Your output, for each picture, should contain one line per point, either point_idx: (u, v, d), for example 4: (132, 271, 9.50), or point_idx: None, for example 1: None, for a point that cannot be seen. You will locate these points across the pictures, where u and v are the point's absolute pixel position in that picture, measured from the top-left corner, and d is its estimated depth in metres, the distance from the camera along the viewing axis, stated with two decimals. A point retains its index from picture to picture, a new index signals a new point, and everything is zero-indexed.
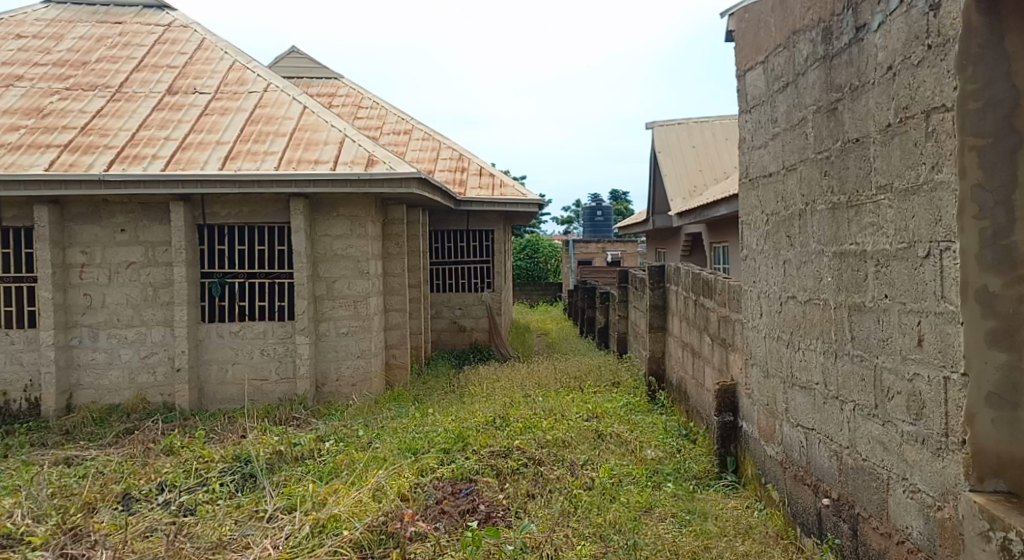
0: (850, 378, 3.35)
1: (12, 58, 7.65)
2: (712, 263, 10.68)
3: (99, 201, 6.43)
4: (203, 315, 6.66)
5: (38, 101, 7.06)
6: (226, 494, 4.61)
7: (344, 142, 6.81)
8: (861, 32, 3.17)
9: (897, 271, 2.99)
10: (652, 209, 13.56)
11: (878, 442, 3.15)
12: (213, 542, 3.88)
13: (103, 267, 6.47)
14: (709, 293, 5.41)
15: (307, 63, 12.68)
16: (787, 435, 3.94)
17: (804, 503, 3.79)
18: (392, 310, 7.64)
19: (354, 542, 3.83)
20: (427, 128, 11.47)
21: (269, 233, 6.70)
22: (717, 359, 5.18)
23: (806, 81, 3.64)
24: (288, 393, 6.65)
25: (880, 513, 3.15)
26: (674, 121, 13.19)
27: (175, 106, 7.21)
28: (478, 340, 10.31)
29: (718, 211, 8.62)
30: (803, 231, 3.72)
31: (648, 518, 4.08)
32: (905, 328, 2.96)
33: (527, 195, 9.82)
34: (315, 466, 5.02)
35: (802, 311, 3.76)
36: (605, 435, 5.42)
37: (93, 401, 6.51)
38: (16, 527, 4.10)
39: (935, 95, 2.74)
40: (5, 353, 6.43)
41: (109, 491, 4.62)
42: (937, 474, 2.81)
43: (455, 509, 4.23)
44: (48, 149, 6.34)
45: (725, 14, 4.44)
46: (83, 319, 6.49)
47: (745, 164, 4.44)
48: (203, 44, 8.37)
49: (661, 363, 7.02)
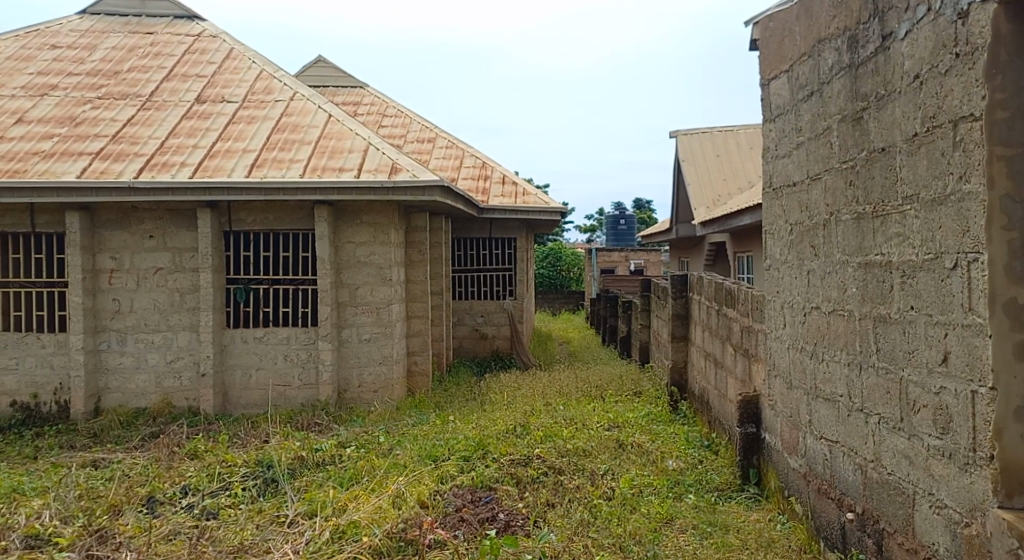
0: (875, 391, 3.30)
1: (47, 68, 7.83)
2: (736, 272, 10.58)
3: (129, 208, 6.55)
4: (228, 320, 6.74)
5: (71, 110, 7.22)
6: (248, 498, 4.66)
7: (368, 150, 6.87)
8: (887, 41, 3.14)
9: (924, 283, 2.95)
10: (676, 218, 13.50)
11: (903, 455, 3.10)
12: (235, 546, 3.92)
13: (132, 272, 6.58)
14: (732, 303, 5.37)
15: (332, 72, 12.82)
16: (811, 447, 3.89)
17: (827, 517, 3.74)
18: (414, 317, 7.67)
19: (373, 548, 3.85)
20: (450, 137, 11.53)
21: (294, 239, 6.77)
22: (740, 369, 5.13)
23: (831, 89, 3.61)
24: (310, 399, 6.70)
25: (906, 528, 3.10)
26: (698, 129, 13.14)
27: (203, 114, 7.32)
28: (500, 348, 10.32)
29: (742, 220, 8.57)
30: (828, 241, 3.68)
31: (668, 530, 4.05)
32: (931, 341, 2.92)
33: (550, 204, 9.84)
34: (336, 472, 5.05)
35: (826, 321, 3.72)
36: (626, 445, 5.39)
37: (120, 405, 6.61)
38: (45, 527, 4.18)
39: (963, 104, 2.70)
40: (36, 356, 6.55)
41: (134, 494, 4.68)
42: (964, 490, 2.76)
43: (474, 517, 4.23)
44: (80, 156, 6.48)
45: (750, 23, 4.42)
46: (112, 323, 6.59)
47: (769, 174, 4.41)
48: (231, 54, 8.50)
49: (683, 373, 6.98)
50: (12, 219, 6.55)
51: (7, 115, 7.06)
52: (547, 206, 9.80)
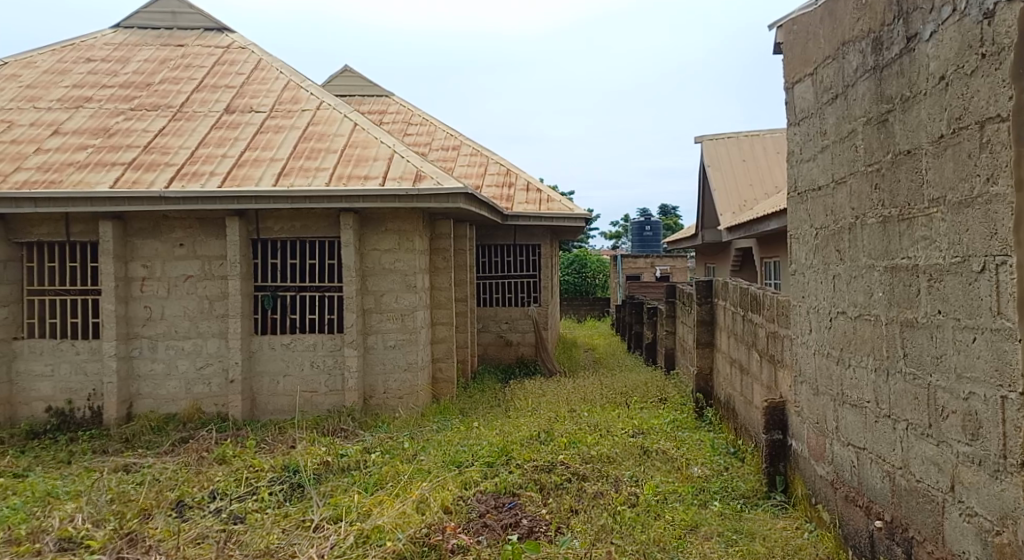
0: (903, 397, 3.25)
1: (82, 81, 8.03)
2: (763, 279, 10.45)
3: (160, 217, 6.67)
4: (256, 327, 6.83)
5: (104, 121, 7.38)
6: (275, 503, 4.72)
7: (393, 157, 6.92)
8: (912, 42, 3.10)
9: (951, 286, 2.90)
10: (702, 223, 13.41)
11: (932, 463, 3.05)
12: (261, 550, 3.97)
13: (163, 280, 6.71)
14: (758, 308, 5.32)
15: (360, 81, 12.98)
16: (838, 454, 3.84)
17: (855, 525, 3.69)
18: (439, 324, 7.70)
19: (396, 553, 3.88)
20: (474, 144, 11.59)
21: (320, 247, 6.86)
22: (766, 376, 5.08)
23: (856, 92, 3.58)
24: (337, 405, 6.75)
25: (935, 537, 3.05)
26: (724, 135, 13.04)
27: (232, 124, 7.45)
28: (525, 355, 10.30)
29: (769, 225, 8.48)
30: (853, 246, 3.64)
31: (693, 537, 4.02)
32: (959, 345, 2.87)
33: (575, 210, 9.84)
34: (361, 476, 5.10)
35: (852, 326, 3.67)
36: (651, 452, 5.36)
37: (152, 410, 6.72)
38: (77, 530, 4.26)
39: (989, 105, 2.67)
40: (70, 362, 6.69)
41: (164, 498, 4.75)
42: (994, 497, 2.72)
43: (497, 523, 4.24)
44: (113, 167, 6.62)
45: (773, 26, 4.39)
46: (144, 330, 6.72)
47: (794, 178, 4.37)
48: (260, 64, 8.64)
49: (709, 380, 6.91)
50: (47, 228, 6.70)
51: (43, 127, 7.24)
52: (572, 212, 9.80)
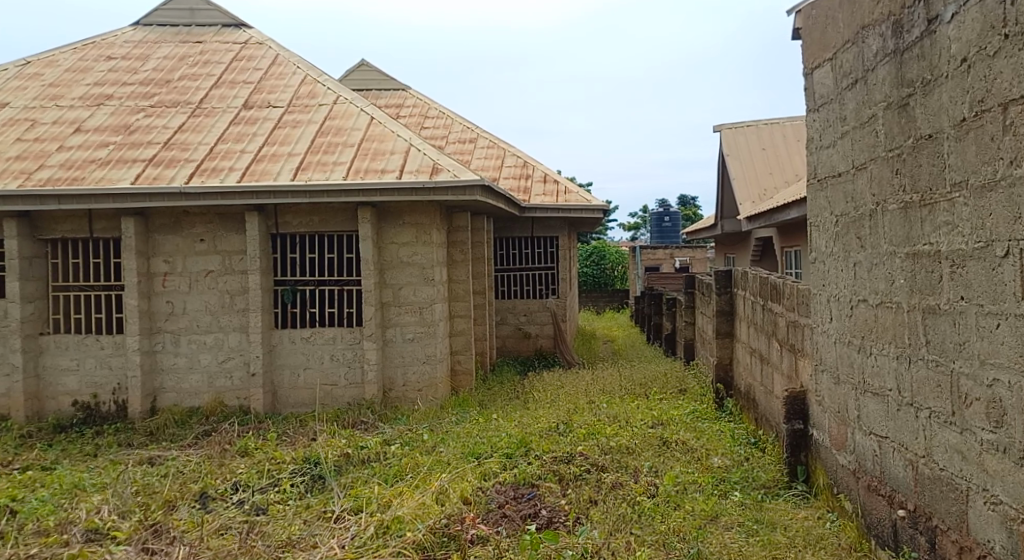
0: (925, 384, 3.21)
1: (102, 78, 8.11)
2: (783, 268, 10.36)
3: (181, 213, 6.75)
4: (276, 321, 6.88)
5: (125, 118, 7.46)
6: (296, 494, 4.77)
7: (410, 151, 6.93)
8: (933, 25, 3.05)
9: (974, 272, 2.86)
10: (721, 213, 13.32)
11: (955, 450, 3.01)
12: (283, 541, 4.02)
13: (184, 275, 6.78)
14: (777, 298, 5.28)
15: (376, 75, 13.02)
16: (860, 443, 3.80)
17: (878, 514, 3.67)
18: (457, 317, 7.72)
19: (417, 543, 3.90)
20: (490, 136, 11.58)
21: (339, 241, 6.91)
22: (786, 365, 5.04)
23: (876, 77, 3.53)
24: (357, 398, 6.80)
25: (960, 526, 3.01)
26: (743, 123, 12.86)
27: (251, 120, 7.50)
28: (544, 347, 10.31)
29: (790, 214, 8.38)
30: (874, 232, 3.59)
31: (713, 527, 4.00)
32: (982, 332, 2.83)
33: (592, 201, 9.82)
34: (381, 468, 5.13)
35: (874, 314, 3.63)
36: (670, 442, 5.33)
37: (175, 404, 6.79)
38: (103, 521, 4.33)
39: (1013, 86, 2.61)
40: (95, 357, 6.79)
41: (188, 490, 4.82)
42: (1018, 485, 2.67)
43: (517, 513, 4.26)
44: (134, 163, 6.70)
45: (793, 11, 4.34)
46: (166, 325, 6.79)
47: (813, 164, 4.32)
48: (276, 60, 8.66)
49: (729, 370, 6.87)
50: (71, 225, 6.81)
51: (65, 125, 7.33)
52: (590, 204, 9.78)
